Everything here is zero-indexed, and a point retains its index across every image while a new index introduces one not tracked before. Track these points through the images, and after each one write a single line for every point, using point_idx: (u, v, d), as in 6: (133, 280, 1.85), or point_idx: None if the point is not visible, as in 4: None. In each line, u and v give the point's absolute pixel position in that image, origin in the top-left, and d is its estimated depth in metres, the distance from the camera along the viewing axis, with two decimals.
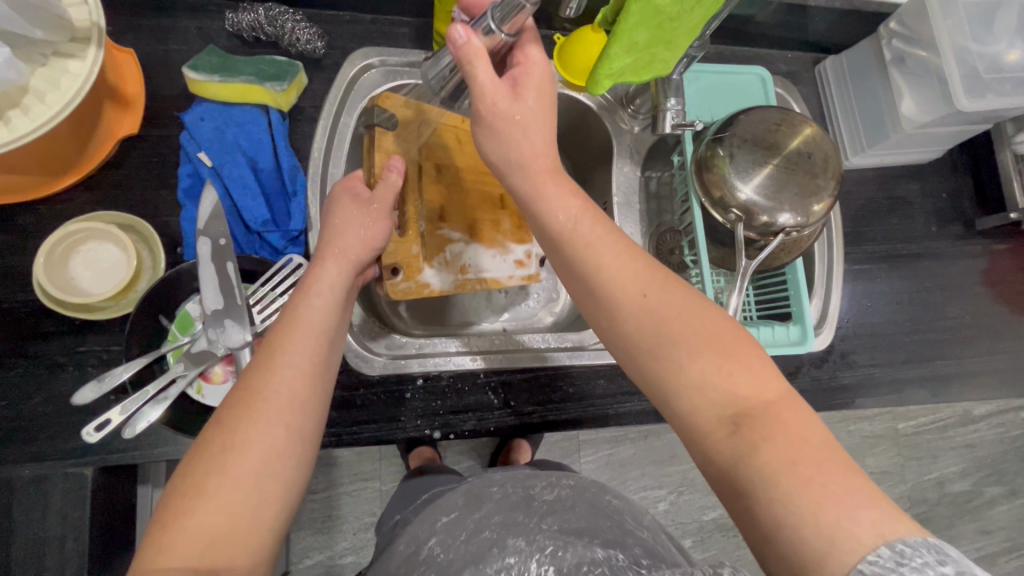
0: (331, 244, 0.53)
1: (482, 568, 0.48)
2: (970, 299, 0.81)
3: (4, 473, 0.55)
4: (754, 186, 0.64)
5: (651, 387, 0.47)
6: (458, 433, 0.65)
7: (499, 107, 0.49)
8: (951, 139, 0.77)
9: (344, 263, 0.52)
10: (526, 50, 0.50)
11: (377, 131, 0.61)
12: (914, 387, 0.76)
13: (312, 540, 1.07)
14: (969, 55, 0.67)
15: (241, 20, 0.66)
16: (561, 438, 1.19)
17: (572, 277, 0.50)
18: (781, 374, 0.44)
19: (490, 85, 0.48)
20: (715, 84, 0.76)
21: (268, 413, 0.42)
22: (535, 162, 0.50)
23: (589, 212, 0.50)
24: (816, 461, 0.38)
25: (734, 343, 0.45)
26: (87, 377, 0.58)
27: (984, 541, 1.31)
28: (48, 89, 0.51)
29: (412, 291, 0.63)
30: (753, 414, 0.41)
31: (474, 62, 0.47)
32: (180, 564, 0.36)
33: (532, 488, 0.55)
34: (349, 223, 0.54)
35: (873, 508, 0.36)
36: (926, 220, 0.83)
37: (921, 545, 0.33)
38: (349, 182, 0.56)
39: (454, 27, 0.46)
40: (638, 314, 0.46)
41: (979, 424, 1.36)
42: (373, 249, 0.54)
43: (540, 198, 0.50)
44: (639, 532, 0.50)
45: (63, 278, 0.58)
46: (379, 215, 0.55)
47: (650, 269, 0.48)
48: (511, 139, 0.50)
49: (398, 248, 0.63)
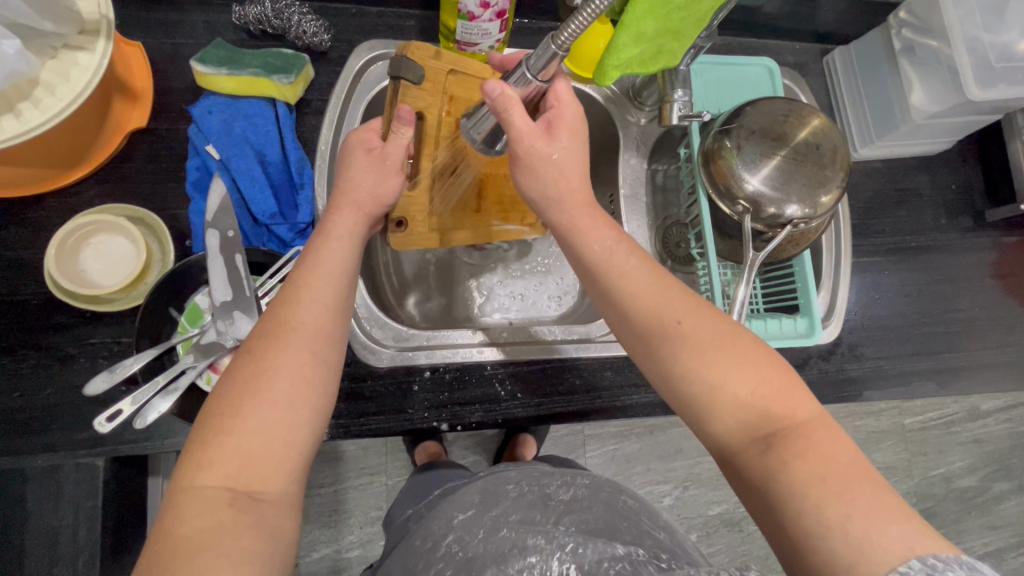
0: (343, 190, 0.52)
1: (505, 568, 0.46)
2: (979, 293, 0.80)
3: (17, 463, 0.55)
4: (762, 178, 0.64)
5: (683, 408, 0.47)
6: (465, 425, 0.66)
7: (535, 146, 0.50)
8: (962, 129, 0.77)
9: (360, 213, 0.51)
10: (556, 91, 0.52)
11: (402, 84, 0.59)
12: (923, 380, 0.76)
13: (320, 533, 1.08)
14: (980, 45, 0.67)
15: (247, 13, 0.66)
16: (567, 433, 1.20)
17: (600, 297, 0.51)
18: (813, 398, 0.44)
19: (525, 127, 0.50)
20: (723, 76, 0.76)
21: (300, 357, 0.43)
22: (570, 198, 0.52)
23: (624, 242, 0.51)
24: (847, 478, 0.38)
25: (764, 363, 0.45)
26: (99, 368, 0.59)
27: (992, 536, 1.30)
28: (58, 81, 0.51)
29: (413, 244, 0.62)
30: (781, 433, 0.42)
31: (509, 109, 0.50)
32: (218, 484, 0.38)
33: (549, 487, 0.55)
34: (361, 178, 0.52)
35: (904, 523, 0.36)
36: (935, 213, 0.82)
37: (954, 561, 0.33)
38: (362, 134, 0.53)
39: (487, 81, 0.50)
40: (670, 338, 0.47)
41: (986, 419, 1.35)
42: (383, 205, 0.53)
43: (576, 230, 0.51)
44: (656, 533, 0.50)
45: (73, 270, 0.58)
46: (390, 172, 0.52)
47: (681, 294, 0.49)
48: (546, 176, 0.52)
49: (406, 201, 0.61)
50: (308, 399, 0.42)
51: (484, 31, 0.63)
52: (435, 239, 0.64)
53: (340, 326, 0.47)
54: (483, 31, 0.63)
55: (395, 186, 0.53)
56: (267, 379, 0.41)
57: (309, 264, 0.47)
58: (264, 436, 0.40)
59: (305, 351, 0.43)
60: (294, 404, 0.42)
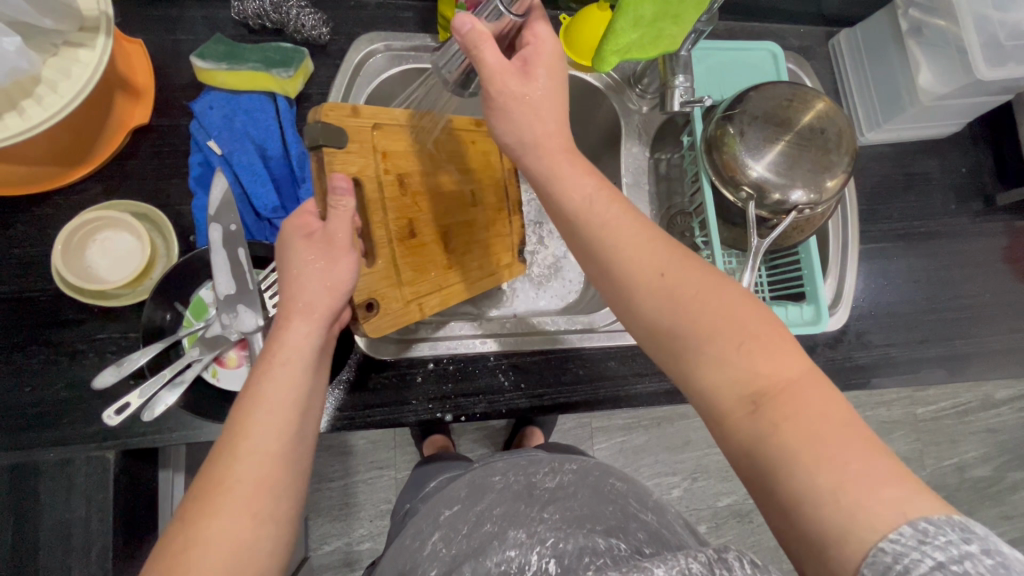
0: (296, 299, 0.46)
1: (484, 561, 0.49)
2: (990, 278, 0.79)
3: (30, 456, 0.57)
4: (766, 164, 0.63)
5: (670, 366, 0.47)
6: (470, 416, 0.66)
7: (509, 87, 0.50)
8: (970, 111, 0.75)
9: (313, 319, 0.46)
10: (533, 28, 0.51)
11: (326, 152, 0.51)
12: (932, 366, 0.75)
13: (330, 527, 1.09)
14: (989, 24, 0.65)
15: (246, 8, 0.66)
16: (575, 425, 1.20)
17: (581, 250, 0.51)
18: (802, 352, 0.42)
19: (499, 66, 0.49)
20: (725, 62, 0.75)
21: (276, 425, 0.41)
22: (547, 142, 0.52)
23: (604, 190, 0.51)
24: (840, 440, 0.37)
25: (750, 317, 0.44)
26: (107, 362, 0.60)
27: (1006, 526, 1.29)
28: (59, 79, 0.52)
29: (390, 325, 0.55)
30: (771, 390, 0.40)
31: (480, 46, 0.48)
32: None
33: (534, 476, 0.56)
34: (307, 270, 0.47)
35: (901, 486, 0.35)
36: (944, 197, 0.81)
37: (946, 524, 0.33)
38: (298, 221, 0.49)
39: (456, 16, 0.47)
40: (656, 293, 0.47)
41: (1001, 408, 1.33)
42: (343, 293, 0.48)
43: (557, 173, 0.51)
44: (643, 515, 0.51)
45: (80, 267, 0.59)
46: (339, 252, 0.48)
47: (668, 248, 0.48)
48: (523, 120, 0.51)
49: (370, 280, 0.54)
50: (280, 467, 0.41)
51: None
52: (415, 311, 0.57)
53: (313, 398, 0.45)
54: None
55: (348, 268, 0.48)
56: (268, 388, 0.42)
57: (265, 361, 0.44)
58: (240, 518, 0.38)
59: (277, 419, 0.42)
60: (264, 474, 0.40)
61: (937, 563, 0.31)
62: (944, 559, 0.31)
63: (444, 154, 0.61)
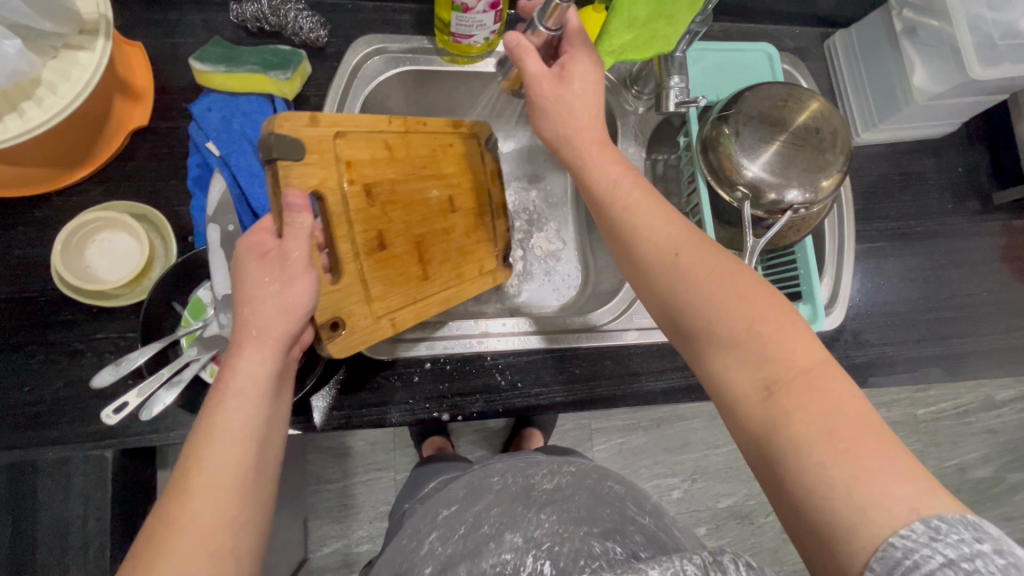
0: (248, 326, 0.46)
1: (479, 563, 0.50)
2: (987, 277, 0.79)
3: (29, 455, 0.57)
4: (761, 164, 0.63)
5: (689, 346, 0.47)
6: (466, 415, 0.66)
7: (546, 89, 0.54)
8: (965, 111, 0.76)
9: (266, 346, 0.45)
10: (571, 39, 0.54)
11: (280, 166, 0.50)
12: (930, 366, 0.75)
13: (329, 528, 1.09)
14: (984, 23, 0.66)
15: (245, 12, 0.67)
16: (574, 427, 1.20)
17: (606, 229, 0.52)
18: (820, 344, 0.42)
19: (538, 73, 0.53)
20: (721, 63, 0.75)
21: (227, 462, 0.41)
22: (581, 135, 0.53)
23: (631, 175, 0.52)
24: (852, 435, 0.37)
25: (765, 301, 0.44)
26: (105, 362, 0.60)
27: (1007, 528, 1.28)
28: (59, 81, 0.52)
29: (356, 343, 0.55)
30: (787, 376, 0.40)
31: (524, 58, 0.53)
32: None
33: (532, 477, 0.56)
34: (261, 292, 0.46)
35: (913, 483, 0.35)
36: (941, 196, 0.81)
37: (958, 522, 0.33)
38: (253, 240, 0.48)
39: (507, 34, 0.54)
40: (672, 273, 0.47)
41: (1000, 409, 1.33)
42: (302, 315, 0.47)
43: (585, 163, 0.53)
44: (640, 518, 0.51)
45: (79, 267, 0.60)
46: (294, 272, 0.47)
47: (687, 231, 0.49)
48: (558, 117, 0.54)
49: (333, 298, 0.53)
50: (232, 504, 0.41)
51: (479, 22, 0.63)
52: (387, 326, 0.57)
53: (271, 427, 0.45)
54: (478, 23, 0.63)
55: (304, 288, 0.47)
56: (220, 421, 0.42)
57: (217, 394, 0.43)
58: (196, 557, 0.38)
59: (225, 456, 0.41)
60: (218, 512, 0.40)
61: (948, 560, 0.31)
62: (954, 556, 0.31)
63: (415, 160, 0.61)
